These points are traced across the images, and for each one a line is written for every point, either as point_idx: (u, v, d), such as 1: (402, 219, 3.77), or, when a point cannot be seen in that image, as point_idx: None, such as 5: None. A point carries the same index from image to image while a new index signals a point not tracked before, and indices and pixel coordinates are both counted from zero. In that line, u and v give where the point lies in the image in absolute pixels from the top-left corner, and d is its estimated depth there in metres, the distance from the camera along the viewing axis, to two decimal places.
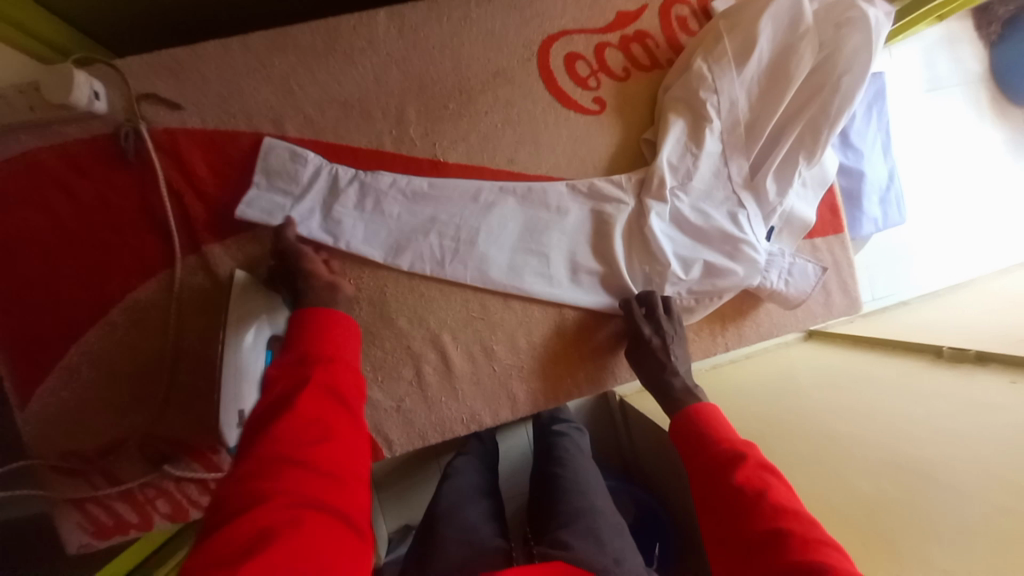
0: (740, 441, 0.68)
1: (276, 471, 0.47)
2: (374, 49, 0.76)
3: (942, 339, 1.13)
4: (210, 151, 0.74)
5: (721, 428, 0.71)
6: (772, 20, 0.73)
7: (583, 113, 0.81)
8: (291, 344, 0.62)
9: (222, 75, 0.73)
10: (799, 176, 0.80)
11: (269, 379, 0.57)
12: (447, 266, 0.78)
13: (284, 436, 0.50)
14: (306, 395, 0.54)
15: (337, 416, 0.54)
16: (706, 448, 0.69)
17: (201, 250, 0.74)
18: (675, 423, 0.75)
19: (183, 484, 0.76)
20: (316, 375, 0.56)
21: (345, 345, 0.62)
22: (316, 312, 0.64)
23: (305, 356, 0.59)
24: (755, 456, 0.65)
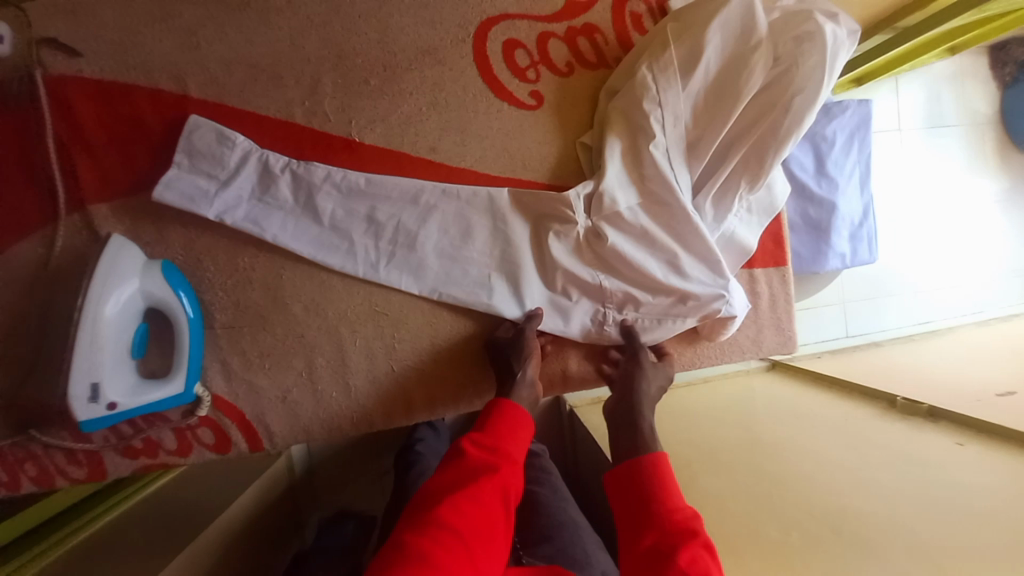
0: (689, 514, 0.61)
1: (437, 543, 0.56)
2: (293, 10, 0.69)
3: (897, 387, 1.09)
4: (105, 103, 0.68)
5: (671, 488, 0.63)
6: (722, 29, 0.66)
7: (517, 106, 0.75)
8: (482, 425, 0.70)
9: (124, 21, 0.68)
10: (741, 201, 0.76)
11: (461, 448, 0.67)
12: (384, 271, 0.74)
13: (455, 514, 0.59)
14: (486, 483, 0.63)
15: (495, 512, 0.62)
16: (650, 509, 0.62)
17: (85, 208, 0.69)
18: (623, 465, 0.68)
19: (52, 452, 0.72)
20: (502, 468, 0.65)
21: (523, 440, 0.69)
22: (505, 402, 0.71)
23: (502, 446, 0.67)
24: (700, 536, 0.58)
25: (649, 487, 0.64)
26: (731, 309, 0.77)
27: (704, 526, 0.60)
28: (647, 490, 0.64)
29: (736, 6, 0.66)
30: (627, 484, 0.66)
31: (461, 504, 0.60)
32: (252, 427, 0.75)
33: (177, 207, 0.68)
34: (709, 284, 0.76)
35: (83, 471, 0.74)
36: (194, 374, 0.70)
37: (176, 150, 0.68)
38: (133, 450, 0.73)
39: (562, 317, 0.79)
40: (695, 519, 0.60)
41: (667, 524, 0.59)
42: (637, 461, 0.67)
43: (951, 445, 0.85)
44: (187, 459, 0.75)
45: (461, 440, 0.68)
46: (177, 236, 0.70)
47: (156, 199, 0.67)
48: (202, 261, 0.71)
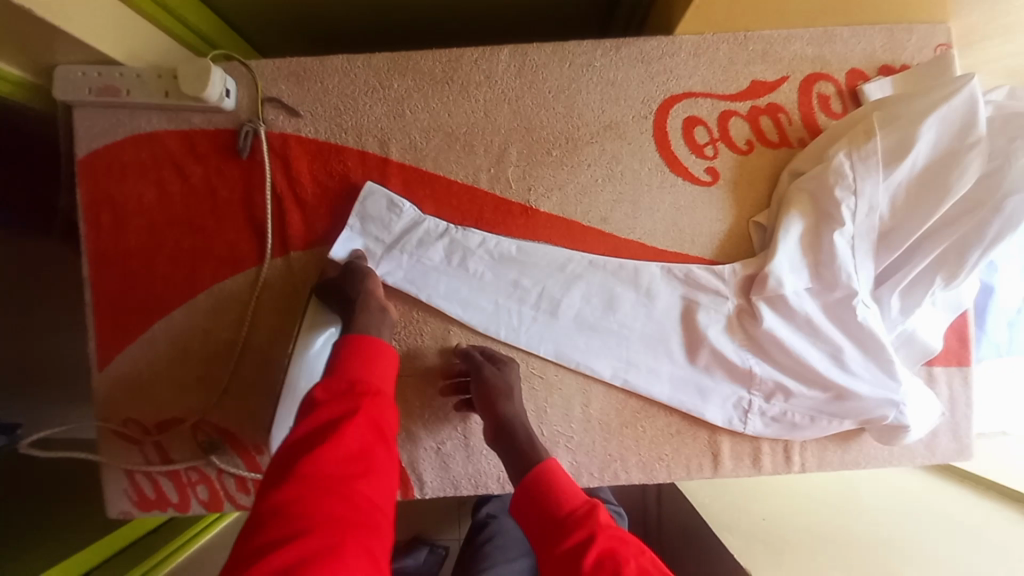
0: (588, 506, 0.54)
1: (304, 501, 0.45)
2: (490, 85, 0.74)
3: None
4: (315, 161, 0.75)
5: (562, 491, 0.56)
6: (936, 125, 0.64)
7: (693, 182, 0.75)
8: (334, 364, 0.57)
9: (342, 89, 0.75)
10: (932, 296, 0.72)
11: (307, 394, 0.54)
12: (526, 335, 0.75)
13: (324, 468, 0.47)
14: (352, 422, 0.51)
15: (370, 449, 0.51)
16: (548, 525, 0.54)
17: (287, 253, 0.75)
18: (517, 489, 0.59)
19: (224, 476, 0.78)
20: (364, 402, 0.53)
21: (386, 368, 0.59)
22: (360, 336, 0.60)
23: (355, 378, 0.55)
24: (602, 520, 0.52)
25: (545, 501, 0.56)
26: (902, 419, 0.71)
27: (604, 513, 0.53)
28: (543, 507, 0.55)
29: (957, 103, 0.64)
30: (524, 511, 0.56)
31: (323, 453, 0.48)
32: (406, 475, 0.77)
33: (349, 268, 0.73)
34: (880, 390, 0.70)
35: (250, 498, 0.78)
36: None
37: (351, 214, 0.73)
38: None
39: (712, 399, 0.76)
40: (591, 509, 0.53)
41: (564, 530, 0.52)
42: (529, 480, 0.58)
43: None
44: None
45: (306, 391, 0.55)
46: None
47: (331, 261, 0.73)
48: None
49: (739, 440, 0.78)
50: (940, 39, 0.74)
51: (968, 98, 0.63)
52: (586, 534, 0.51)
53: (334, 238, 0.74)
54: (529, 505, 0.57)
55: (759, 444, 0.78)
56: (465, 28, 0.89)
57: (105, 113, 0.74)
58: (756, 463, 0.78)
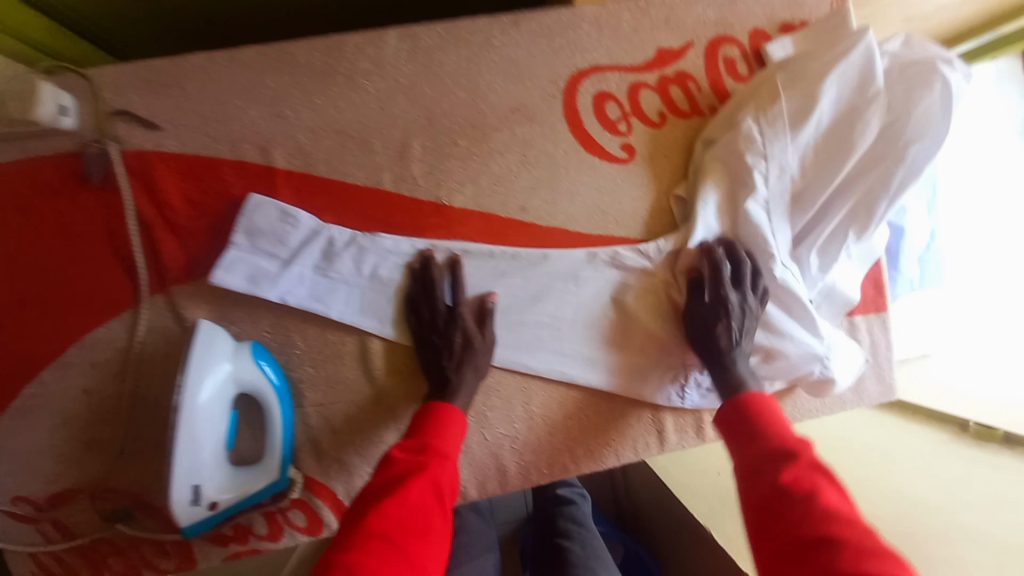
0: (801, 439, 0.58)
1: (366, 551, 0.48)
2: (381, 74, 0.67)
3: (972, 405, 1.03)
4: (189, 180, 0.65)
5: (776, 422, 0.61)
6: (837, 83, 0.64)
7: (610, 160, 0.72)
8: (414, 427, 0.63)
9: (209, 94, 0.66)
10: (847, 249, 0.73)
11: (385, 456, 0.59)
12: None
13: (383, 524, 0.51)
14: (415, 483, 0.55)
15: (428, 511, 0.54)
16: (757, 444, 0.60)
17: (167, 288, 0.66)
18: (723, 403, 0.66)
19: (137, 543, 0.69)
20: (429, 465, 0.57)
21: (455, 434, 0.62)
22: (436, 402, 0.64)
23: (426, 443, 0.60)
24: (806, 456, 0.56)
25: (756, 422, 0.61)
26: (826, 372, 0.73)
27: (813, 450, 0.57)
28: (756, 423, 0.61)
29: (856, 58, 0.64)
30: (732, 421, 0.63)
31: (389, 509, 0.52)
32: (345, 506, 0.71)
33: (238, 289, 0.65)
34: (805, 347, 0.72)
35: (172, 561, 0.70)
36: (286, 458, 0.67)
37: (236, 229, 0.65)
38: (222, 537, 0.69)
39: (650, 378, 0.75)
40: (798, 443, 0.58)
41: (765, 448, 0.58)
42: (742, 398, 0.64)
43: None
44: (279, 543, 0.70)
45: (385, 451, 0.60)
46: (264, 313, 0.67)
47: (214, 281, 0.64)
48: (291, 337, 0.67)
49: (681, 413, 0.78)
50: None
51: (865, 51, 0.64)
52: (791, 459, 0.56)
53: (218, 258, 0.65)
54: (734, 420, 0.64)
55: (700, 416, 0.79)
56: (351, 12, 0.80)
57: None
58: (701, 433, 0.79)
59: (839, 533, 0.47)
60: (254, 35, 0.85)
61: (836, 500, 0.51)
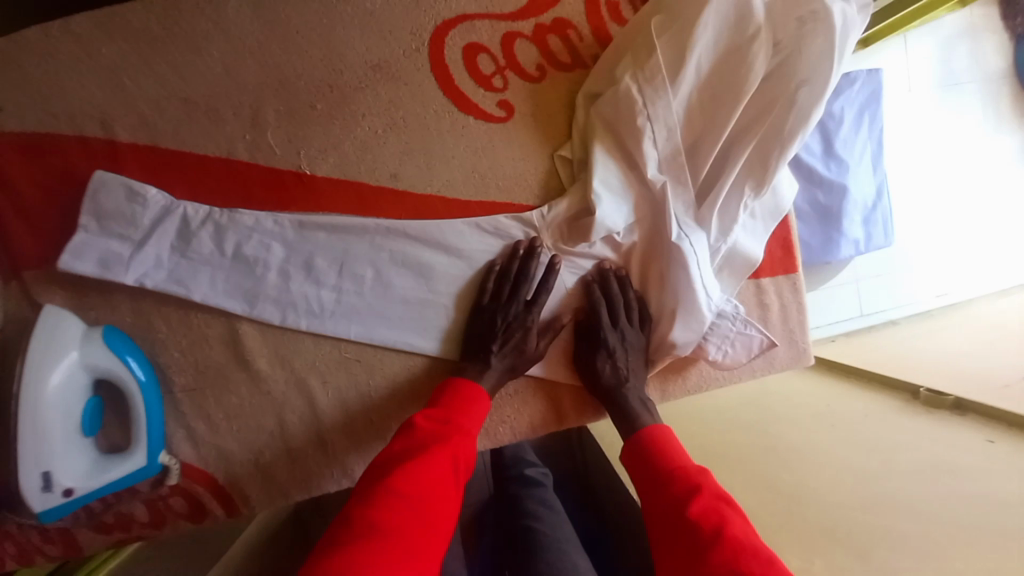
0: (699, 469, 0.58)
1: (386, 510, 0.50)
2: (223, 33, 0.62)
3: (918, 372, 0.98)
4: (27, 158, 0.61)
5: (676, 454, 0.61)
6: (714, 20, 0.58)
7: (485, 120, 0.67)
8: (438, 398, 0.63)
9: (40, 65, 0.61)
10: (747, 208, 0.67)
11: (411, 419, 0.60)
12: (330, 318, 0.67)
13: (404, 487, 0.52)
14: (434, 452, 0.56)
15: (445, 482, 0.55)
16: (658, 482, 0.58)
17: (19, 275, 0.62)
18: (626, 443, 0.65)
19: (25, 530, 0.69)
20: (450, 437, 0.58)
21: (476, 410, 0.62)
22: (460, 379, 0.64)
23: (450, 417, 0.60)
24: (708, 485, 0.55)
25: (658, 460, 0.60)
26: (710, 344, 0.70)
27: (713, 478, 0.57)
28: (655, 463, 0.60)
29: None
30: (636, 464, 0.62)
31: (411, 477, 0.53)
32: (227, 492, 0.69)
33: (90, 276, 0.61)
34: (688, 320, 0.67)
35: (58, 547, 0.69)
36: (156, 444, 0.64)
37: (83, 212, 0.60)
38: (105, 525, 0.67)
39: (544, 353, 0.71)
40: (700, 472, 0.58)
41: (669, 487, 0.57)
42: (641, 438, 0.63)
43: (979, 445, 0.76)
44: (162, 531, 0.68)
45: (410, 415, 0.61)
46: (121, 297, 0.63)
47: (62, 269, 0.60)
48: (154, 322, 0.64)
49: (581, 389, 0.75)
50: None
51: None
52: (692, 492, 0.55)
53: (66, 243, 0.61)
54: (640, 459, 0.62)
55: None
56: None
57: None
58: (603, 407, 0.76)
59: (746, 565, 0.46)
60: None
61: (742, 525, 0.51)
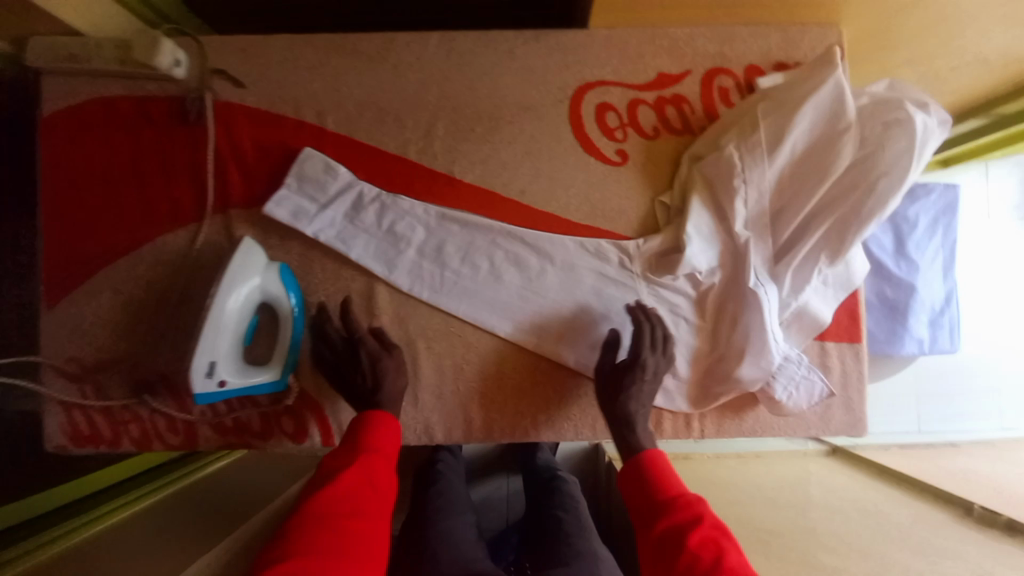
0: (694, 499, 0.60)
1: (316, 534, 0.52)
2: (420, 66, 0.81)
3: (979, 492, 0.96)
4: (256, 128, 0.81)
5: (669, 481, 0.63)
6: (812, 114, 0.70)
7: (604, 162, 0.82)
8: (353, 432, 0.67)
9: (282, 63, 0.81)
10: (820, 273, 0.76)
11: (325, 458, 0.63)
12: (445, 294, 0.81)
13: (328, 512, 0.54)
14: (352, 476, 0.59)
15: (370, 504, 0.58)
16: (653, 512, 0.60)
17: (226, 212, 0.81)
18: (623, 468, 0.67)
19: (155, 416, 0.84)
20: (365, 461, 0.62)
21: (389, 438, 0.67)
22: (371, 411, 0.69)
23: (363, 445, 0.64)
24: (707, 516, 0.57)
25: (653, 489, 0.62)
26: (772, 387, 0.77)
27: (710, 508, 0.59)
28: (649, 494, 0.62)
29: (827, 91, 0.69)
30: (633, 492, 0.64)
31: (324, 500, 0.56)
32: (327, 422, 0.83)
33: (282, 222, 0.80)
34: (758, 362, 0.75)
35: (178, 437, 0.84)
36: (289, 365, 0.79)
37: (289, 174, 0.80)
38: (223, 427, 0.83)
39: None
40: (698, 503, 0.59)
41: (666, 516, 0.58)
42: (634, 468, 0.65)
43: None
44: (268, 442, 0.83)
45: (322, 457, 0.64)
46: (296, 243, 0.81)
47: (267, 213, 0.79)
48: (314, 268, 0.81)
49: None
50: (831, 42, 0.81)
51: (835, 87, 0.69)
52: (687, 522, 0.56)
53: (272, 195, 0.80)
54: (636, 490, 0.64)
55: (659, 412, 0.82)
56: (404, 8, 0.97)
57: (66, 77, 0.83)
58: (659, 427, 0.83)
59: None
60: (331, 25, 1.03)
61: (740, 560, 0.52)
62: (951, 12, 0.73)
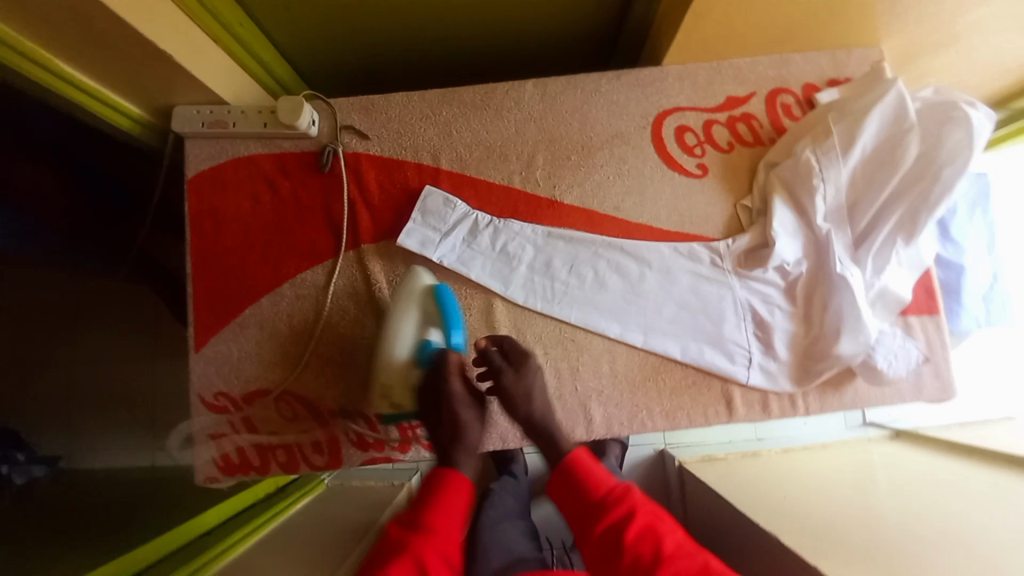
0: (622, 483, 0.72)
1: None
2: (519, 108, 0.94)
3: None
4: (381, 173, 0.92)
5: (597, 478, 0.73)
6: (877, 119, 0.82)
7: (687, 175, 0.93)
8: (412, 505, 0.73)
9: (401, 116, 0.94)
10: (897, 254, 0.85)
11: (385, 532, 0.70)
12: (558, 303, 0.90)
13: None
14: (405, 560, 0.64)
15: None
16: (589, 505, 0.71)
17: (358, 247, 0.92)
18: (553, 474, 0.77)
19: (300, 441, 0.91)
20: (416, 543, 0.66)
21: (451, 518, 0.71)
22: (433, 472, 0.77)
23: (417, 522, 0.70)
24: (639, 506, 0.69)
25: (582, 485, 0.73)
26: (871, 360, 0.84)
27: (635, 492, 0.71)
28: (579, 488, 0.73)
29: (889, 101, 0.81)
30: (562, 483, 0.75)
31: None
32: None
33: (411, 251, 0.90)
34: (856, 339, 0.82)
35: (323, 458, 0.91)
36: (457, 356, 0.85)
37: (414, 210, 0.91)
38: (365, 443, 0.91)
39: (720, 353, 0.89)
40: (622, 487, 0.72)
41: (604, 508, 0.70)
42: (562, 467, 0.76)
43: None
44: (407, 454, 0.91)
45: (384, 528, 0.72)
46: (421, 269, 0.91)
47: (399, 245, 0.90)
48: None
49: (748, 389, 0.89)
50: (874, 58, 0.94)
51: (896, 95, 0.81)
52: (624, 509, 0.69)
53: (400, 229, 0.91)
54: (568, 485, 0.74)
55: (763, 395, 0.89)
56: (484, 64, 1.11)
57: (209, 142, 0.94)
58: (764, 408, 0.89)
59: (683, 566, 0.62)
60: (417, 82, 1.16)
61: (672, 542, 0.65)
62: (980, 24, 0.86)
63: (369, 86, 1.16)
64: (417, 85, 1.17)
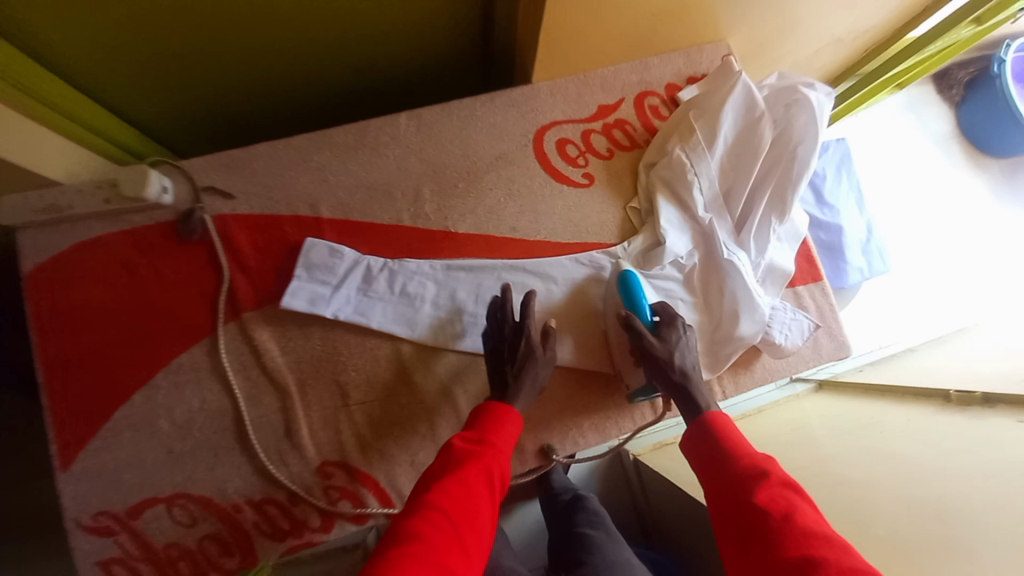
0: (765, 458, 0.64)
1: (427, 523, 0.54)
2: (396, 143, 0.90)
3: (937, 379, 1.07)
4: (255, 233, 0.85)
5: (737, 440, 0.67)
6: (732, 111, 0.86)
7: (575, 186, 0.94)
8: (473, 422, 0.68)
9: (269, 169, 0.87)
10: (775, 232, 0.90)
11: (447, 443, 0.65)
12: (471, 337, 0.86)
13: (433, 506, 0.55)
14: (467, 469, 0.60)
15: (478, 498, 0.58)
16: (721, 466, 0.65)
17: (240, 316, 0.83)
18: (687, 430, 0.72)
19: (205, 544, 0.80)
20: (480, 456, 0.62)
21: (507, 431, 0.67)
22: (496, 401, 0.71)
23: (481, 436, 0.64)
24: (777, 473, 0.60)
25: (719, 443, 0.67)
26: (770, 336, 0.88)
27: (780, 466, 0.62)
28: (717, 447, 0.67)
29: (738, 93, 0.86)
30: (699, 442, 0.69)
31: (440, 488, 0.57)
32: (384, 493, 0.82)
33: (300, 311, 0.83)
34: (752, 319, 0.87)
35: (235, 559, 0.79)
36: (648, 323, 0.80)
37: (297, 266, 0.84)
38: (282, 531, 0.80)
39: None
40: (767, 461, 0.63)
41: (740, 470, 0.63)
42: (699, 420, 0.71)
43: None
44: (330, 535, 0.80)
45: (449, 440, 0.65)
46: (316, 328, 0.83)
47: (285, 307, 0.82)
48: (337, 346, 0.84)
49: None
50: (723, 53, 1.00)
51: (743, 87, 0.86)
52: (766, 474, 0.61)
53: (284, 290, 0.83)
54: (700, 443, 0.69)
55: None
56: (359, 100, 1.06)
57: (44, 229, 0.82)
58: None
59: (819, 547, 0.52)
60: (293, 126, 1.09)
61: (809, 512, 0.56)
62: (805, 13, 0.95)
63: (240, 138, 1.08)
64: (293, 130, 1.10)
